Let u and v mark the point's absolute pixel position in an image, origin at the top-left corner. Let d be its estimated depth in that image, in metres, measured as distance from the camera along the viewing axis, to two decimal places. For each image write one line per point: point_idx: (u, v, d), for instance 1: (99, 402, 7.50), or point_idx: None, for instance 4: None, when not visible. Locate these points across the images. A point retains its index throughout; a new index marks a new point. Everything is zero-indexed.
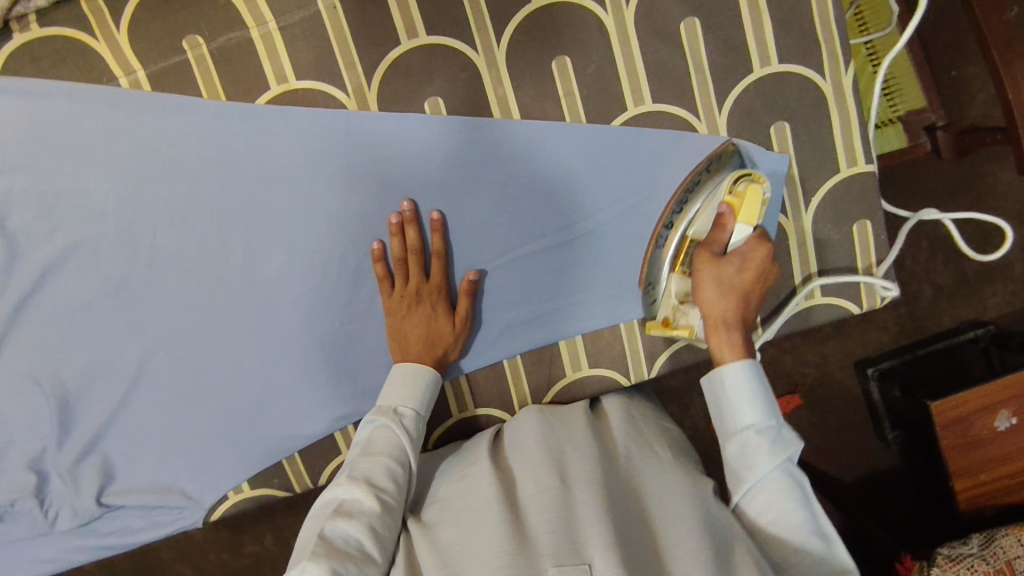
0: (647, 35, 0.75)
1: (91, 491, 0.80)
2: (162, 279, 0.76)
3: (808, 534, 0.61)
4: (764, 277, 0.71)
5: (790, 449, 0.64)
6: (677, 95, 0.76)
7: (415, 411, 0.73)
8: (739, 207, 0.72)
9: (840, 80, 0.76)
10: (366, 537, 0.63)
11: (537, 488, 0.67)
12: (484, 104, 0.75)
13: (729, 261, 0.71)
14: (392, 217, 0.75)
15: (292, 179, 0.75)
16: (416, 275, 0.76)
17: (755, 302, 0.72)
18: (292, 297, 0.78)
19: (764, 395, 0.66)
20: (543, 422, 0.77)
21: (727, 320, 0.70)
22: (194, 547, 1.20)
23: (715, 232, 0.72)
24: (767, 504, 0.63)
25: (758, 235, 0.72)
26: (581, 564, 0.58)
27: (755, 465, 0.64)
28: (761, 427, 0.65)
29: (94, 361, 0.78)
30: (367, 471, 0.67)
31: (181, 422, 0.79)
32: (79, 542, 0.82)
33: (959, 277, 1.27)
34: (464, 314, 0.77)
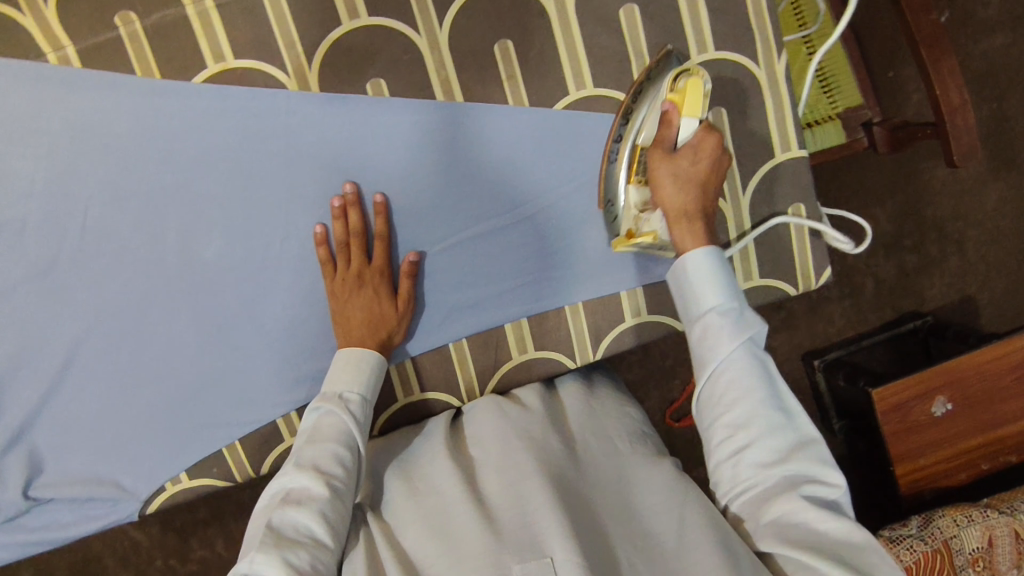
0: (587, 21, 0.76)
1: (17, 483, 0.76)
2: (95, 264, 0.74)
3: (773, 410, 0.62)
4: (720, 162, 0.71)
5: (757, 325, 0.64)
6: (618, 79, 0.78)
7: (361, 395, 0.72)
8: (683, 100, 0.69)
9: (773, 68, 0.79)
10: (315, 523, 0.62)
11: (500, 482, 0.68)
12: (427, 86, 0.76)
13: (682, 154, 0.69)
14: (335, 200, 0.75)
15: (231, 161, 0.74)
16: (356, 258, 0.75)
17: (715, 190, 0.72)
18: (232, 281, 0.76)
19: (726, 276, 0.66)
20: (503, 411, 0.77)
21: (687, 211, 0.69)
22: (138, 556, 1.20)
23: (664, 127, 0.70)
24: (731, 385, 0.63)
25: (709, 125, 0.70)
26: (543, 557, 0.60)
27: (720, 344, 0.64)
28: (724, 308, 0.65)
29: (21, 349, 0.75)
30: (314, 458, 0.66)
31: (115, 410, 0.77)
32: (4, 538, 0.78)
33: (900, 271, 1.32)
34: (407, 297, 0.77)
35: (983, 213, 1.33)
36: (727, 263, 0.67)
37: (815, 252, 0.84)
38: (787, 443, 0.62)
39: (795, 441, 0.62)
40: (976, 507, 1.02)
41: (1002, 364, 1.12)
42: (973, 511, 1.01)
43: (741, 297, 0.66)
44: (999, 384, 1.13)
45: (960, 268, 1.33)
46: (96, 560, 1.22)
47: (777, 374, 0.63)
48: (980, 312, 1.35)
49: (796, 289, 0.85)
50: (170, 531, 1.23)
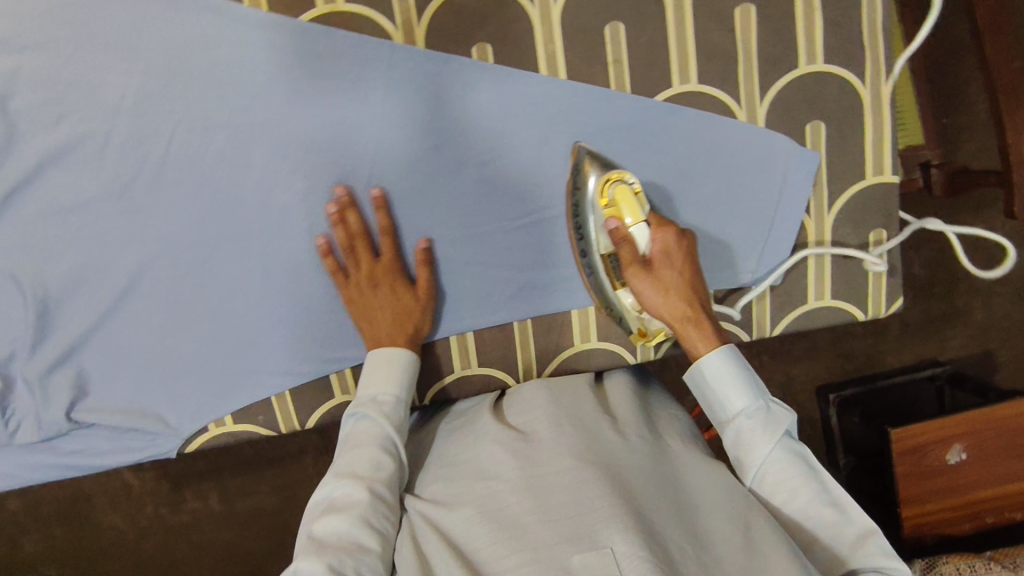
0: (702, 14, 0.75)
1: (61, 405, 0.74)
2: (171, 191, 0.72)
3: (824, 505, 0.64)
4: (687, 247, 0.71)
5: (790, 418, 0.67)
6: (723, 79, 0.77)
7: (394, 397, 0.72)
8: (621, 211, 0.71)
9: (878, 89, 0.78)
10: (357, 528, 0.62)
11: (552, 466, 0.66)
12: (533, 58, 0.74)
13: (652, 267, 0.70)
14: (329, 207, 0.73)
15: (324, 105, 0.72)
16: (365, 258, 0.74)
17: (699, 279, 0.72)
18: (305, 228, 0.75)
19: (745, 377, 0.68)
20: (550, 396, 0.76)
21: (687, 316, 0.70)
22: (128, 497, 1.27)
23: (621, 247, 0.70)
24: (775, 485, 0.66)
25: (656, 221, 0.71)
26: (601, 547, 0.58)
27: (753, 450, 0.66)
28: (751, 411, 0.67)
29: (82, 268, 0.73)
30: (351, 464, 0.66)
31: (170, 343, 0.75)
32: (38, 458, 0.76)
33: (925, 317, 1.30)
34: (428, 286, 0.76)
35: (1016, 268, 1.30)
36: (742, 359, 0.70)
37: (890, 277, 0.84)
38: (847, 537, 0.62)
39: (856, 534, 0.62)
40: (980, 558, 1.01)
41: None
42: (977, 562, 1.00)
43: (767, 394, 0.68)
44: (1019, 440, 1.10)
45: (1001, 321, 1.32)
46: (86, 498, 1.27)
47: (819, 465, 0.65)
48: (997, 368, 1.33)
49: (865, 315, 0.84)
50: (165, 479, 1.28)
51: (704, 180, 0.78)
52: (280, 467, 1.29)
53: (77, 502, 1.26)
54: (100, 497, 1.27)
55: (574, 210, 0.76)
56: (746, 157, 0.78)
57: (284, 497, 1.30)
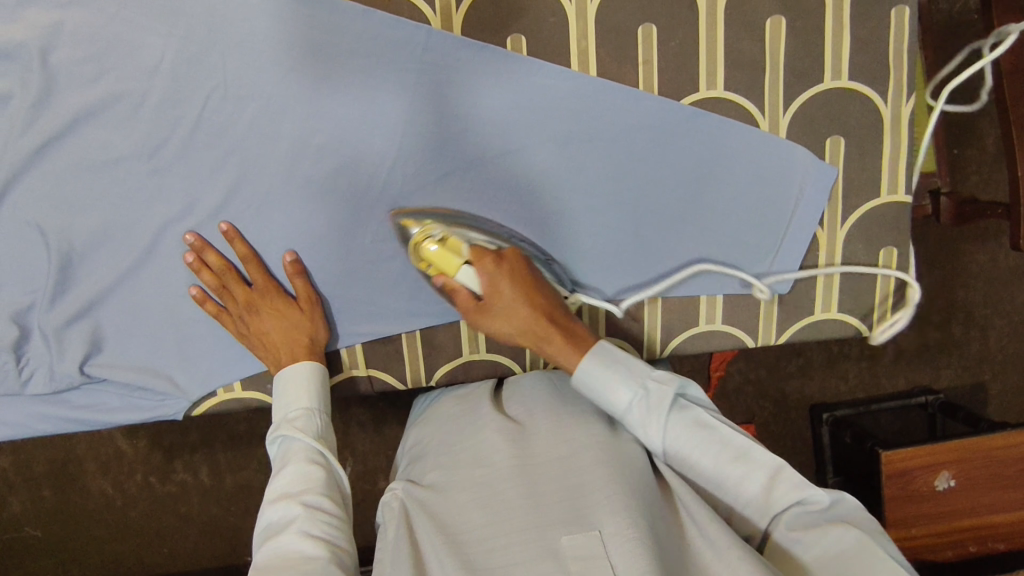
0: (734, 23, 0.77)
1: (75, 357, 0.75)
2: (200, 155, 0.73)
3: (731, 464, 0.66)
4: (514, 266, 0.73)
5: (672, 389, 0.68)
6: (749, 87, 0.78)
7: (306, 409, 0.72)
8: (443, 264, 0.73)
9: (899, 109, 0.80)
10: (299, 541, 0.61)
11: (548, 454, 0.68)
12: (565, 52, 0.76)
13: (487, 308, 0.72)
14: (186, 257, 0.74)
15: (357, 83, 0.73)
16: (237, 288, 0.75)
17: (540, 290, 0.73)
18: (329, 202, 0.76)
19: (615, 368, 0.70)
20: (552, 388, 0.77)
21: (539, 335, 0.72)
22: (121, 463, 1.28)
23: (457, 297, 0.73)
24: (683, 458, 0.68)
25: (476, 253, 0.72)
26: (590, 528, 0.60)
27: (649, 436, 0.68)
28: (630, 399, 0.69)
29: (106, 225, 0.73)
30: (280, 487, 0.66)
31: (187, 304, 0.76)
32: (47, 409, 0.77)
33: (922, 343, 1.31)
34: (308, 294, 0.77)
35: (1014, 303, 1.31)
36: (604, 354, 0.71)
37: (897, 296, 0.85)
38: (758, 487, 0.65)
39: (767, 479, 0.65)
40: None
41: (1014, 453, 1.09)
42: None
43: (643, 376, 0.69)
44: (1010, 472, 1.10)
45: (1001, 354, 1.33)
46: (77, 461, 1.28)
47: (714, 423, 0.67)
48: (988, 400, 1.34)
49: (870, 331, 0.85)
50: (158, 448, 1.30)
51: (722, 184, 0.79)
52: None
53: (69, 464, 1.28)
54: (92, 461, 1.28)
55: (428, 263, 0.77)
56: (766, 165, 0.79)
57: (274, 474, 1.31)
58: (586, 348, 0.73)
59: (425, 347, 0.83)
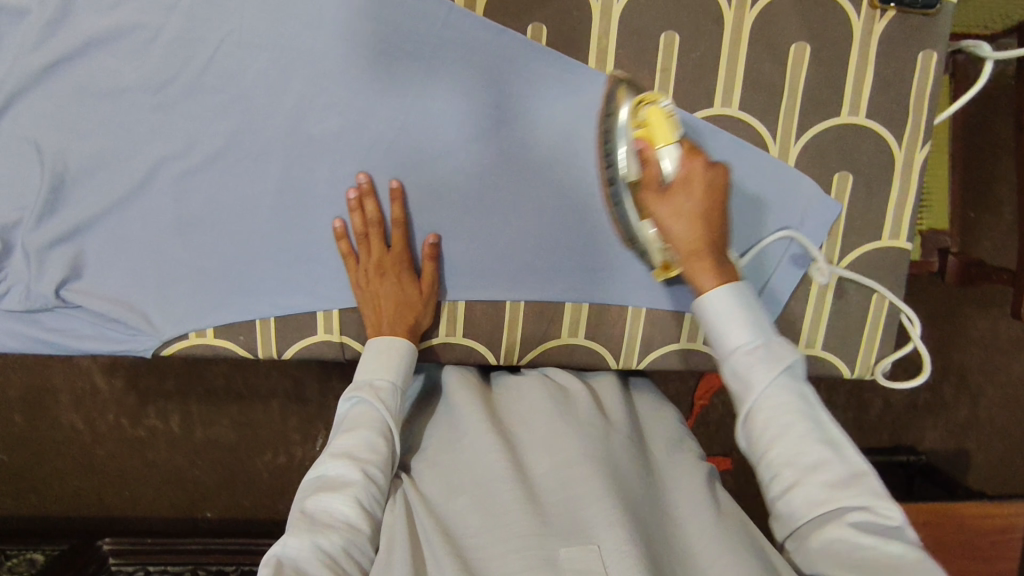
0: (758, 44, 0.76)
1: (53, 279, 0.75)
2: (207, 98, 0.73)
3: (821, 442, 0.57)
4: (718, 178, 0.64)
5: (790, 351, 0.60)
6: (763, 110, 0.77)
7: (391, 382, 0.71)
8: (652, 133, 0.64)
9: (912, 154, 0.79)
10: (348, 508, 0.62)
11: (551, 463, 0.66)
12: (585, 49, 0.76)
13: (674, 190, 0.63)
14: (350, 192, 0.75)
15: (372, 48, 0.73)
16: (375, 246, 0.76)
17: (722, 217, 0.65)
18: (328, 162, 0.75)
19: (749, 311, 0.61)
20: (545, 394, 0.76)
21: (697, 249, 0.63)
22: (95, 399, 1.29)
23: (646, 169, 0.66)
24: (768, 422, 0.58)
25: (690, 145, 0.64)
26: (588, 542, 0.58)
27: (750, 385, 0.59)
28: (752, 343, 0.60)
29: (104, 153, 0.73)
30: (347, 446, 0.66)
31: (172, 243, 0.76)
32: (18, 327, 0.77)
33: (910, 402, 1.30)
34: (430, 280, 0.78)
35: (1010, 375, 1.28)
36: (747, 293, 0.63)
37: (884, 344, 0.84)
38: (839, 476, 0.55)
39: (848, 474, 0.55)
40: None
41: (982, 523, 1.07)
42: None
43: (768, 329, 0.61)
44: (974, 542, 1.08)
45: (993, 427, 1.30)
46: (52, 392, 1.29)
47: (819, 403, 0.58)
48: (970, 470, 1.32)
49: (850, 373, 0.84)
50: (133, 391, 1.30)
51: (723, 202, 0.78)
52: (247, 403, 1.30)
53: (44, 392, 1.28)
54: (66, 392, 1.28)
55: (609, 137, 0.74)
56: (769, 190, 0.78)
57: (244, 434, 1.31)
58: (739, 280, 0.64)
59: None
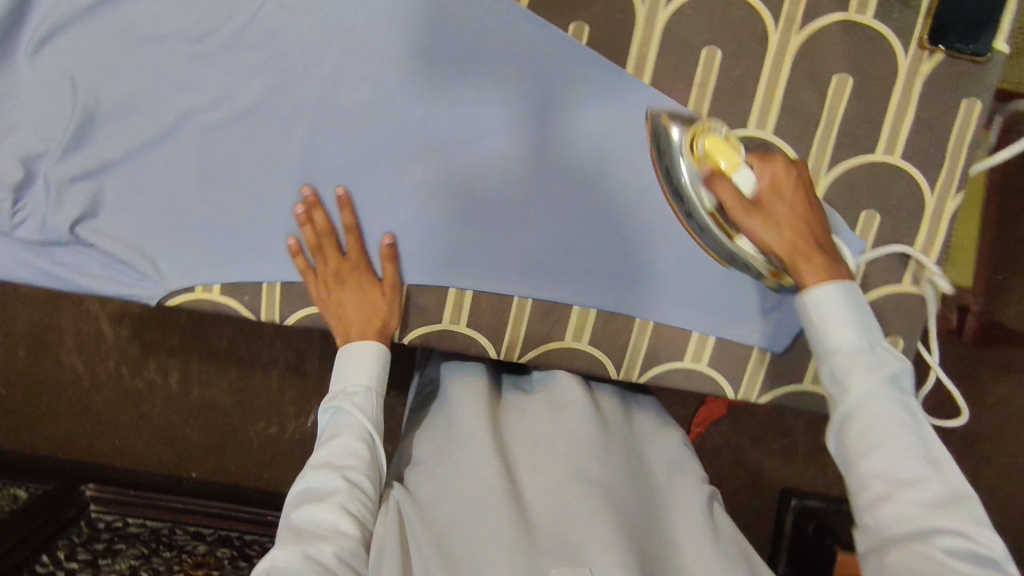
0: (801, 69, 0.75)
1: (70, 214, 0.75)
2: (244, 55, 0.74)
3: (920, 458, 0.57)
4: (801, 175, 0.68)
5: (896, 362, 0.61)
6: (797, 137, 0.76)
7: (365, 386, 0.75)
8: (721, 159, 0.68)
9: (944, 202, 0.77)
10: (335, 513, 0.65)
11: (547, 480, 0.67)
12: (624, 53, 0.75)
13: (764, 204, 0.67)
14: (295, 207, 0.76)
15: (413, 26, 0.73)
16: (331, 254, 0.76)
17: (819, 212, 0.68)
18: (353, 133, 0.75)
19: (861, 316, 0.63)
20: (549, 406, 0.77)
21: (803, 248, 0.66)
22: (97, 346, 1.34)
23: (723, 193, 0.67)
24: (865, 427, 0.59)
25: (761, 156, 0.69)
26: (580, 567, 0.59)
27: (851, 390, 0.61)
28: (856, 348, 0.62)
29: (135, 96, 0.74)
30: (328, 456, 0.70)
31: (190, 194, 0.76)
32: (31, 257, 0.78)
33: None
34: (392, 280, 0.78)
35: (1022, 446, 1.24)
36: (857, 295, 0.64)
37: None
38: (938, 495, 0.55)
39: (944, 494, 0.55)
40: None
41: None
42: None
43: (878, 338, 0.63)
44: None
45: (997, 497, 1.26)
46: (56, 331, 1.34)
47: (922, 418, 0.59)
48: None
49: None
50: (134, 342, 1.35)
51: None
52: (245, 369, 1.35)
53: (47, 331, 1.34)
54: (67, 328, 1.33)
55: (665, 169, 0.75)
56: None
57: (240, 399, 1.37)
58: (845, 276, 0.66)
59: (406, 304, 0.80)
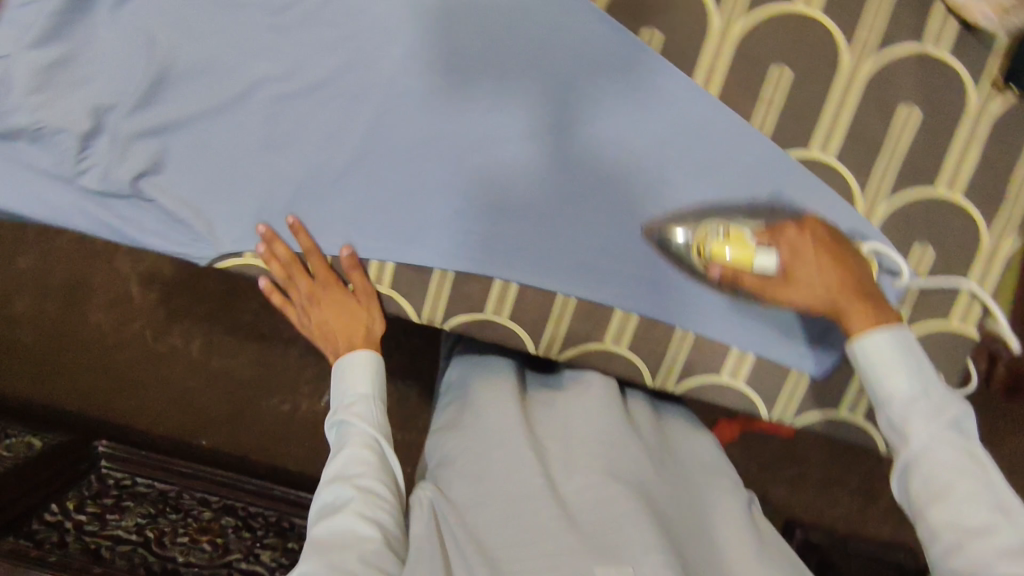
0: (870, 96, 0.75)
1: (134, 168, 0.76)
2: (320, 30, 0.75)
3: (989, 507, 0.57)
4: (817, 233, 0.71)
5: (954, 407, 0.62)
6: (859, 164, 0.76)
7: (362, 394, 0.78)
8: (735, 258, 0.70)
9: (1000, 243, 0.77)
10: (354, 522, 0.68)
11: (582, 480, 0.72)
12: (693, 63, 0.76)
13: (789, 280, 0.70)
14: (258, 248, 0.79)
15: (488, 19, 0.75)
16: (303, 279, 0.80)
17: (851, 258, 0.71)
18: (418, 116, 0.76)
19: (909, 360, 0.64)
20: (576, 404, 0.80)
21: (844, 303, 0.69)
22: (129, 307, 1.44)
23: (750, 281, 0.71)
24: (929, 477, 0.60)
25: (765, 233, 0.71)
26: (623, 564, 0.64)
27: (907, 442, 0.62)
28: (910, 395, 0.63)
29: (209, 59, 0.75)
30: (336, 469, 0.73)
31: (252, 161, 0.77)
32: (87, 205, 0.78)
33: None
34: (366, 287, 0.81)
35: None
36: (908, 340, 0.65)
37: None
38: (1010, 546, 0.55)
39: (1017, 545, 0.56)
40: None
41: None
42: None
43: (933, 382, 0.64)
44: None
45: None
46: (88, 288, 1.44)
47: (988, 463, 0.59)
48: None
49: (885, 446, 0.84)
50: (163, 306, 1.45)
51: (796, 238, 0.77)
52: (266, 343, 1.44)
53: (80, 285, 1.43)
54: (99, 291, 1.44)
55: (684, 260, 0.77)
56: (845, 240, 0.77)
57: (258, 373, 1.45)
58: (892, 316, 0.67)
59: (451, 290, 0.82)
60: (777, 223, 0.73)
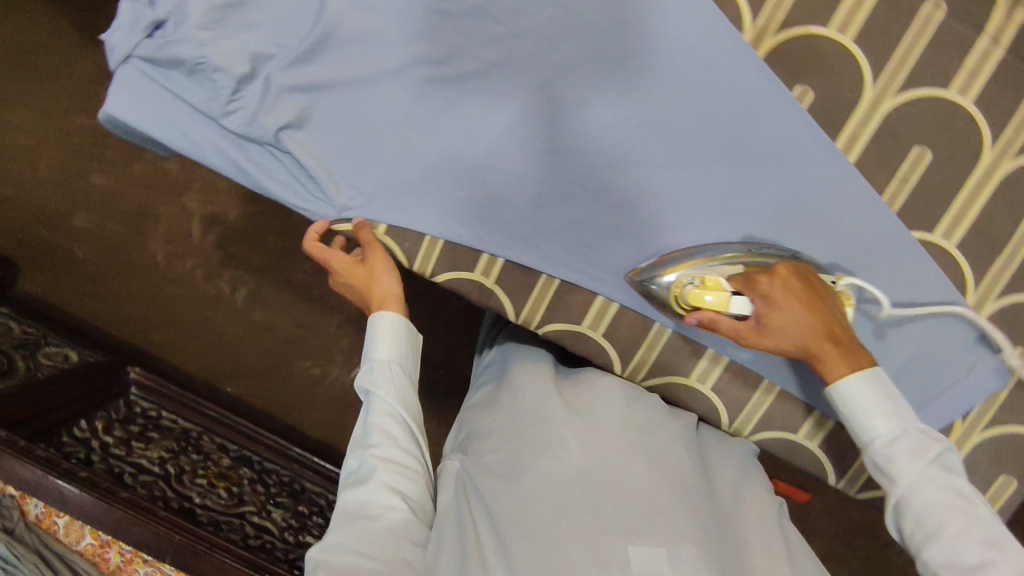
0: (1001, 194, 0.77)
1: (280, 119, 0.78)
2: (485, 24, 0.75)
3: (981, 542, 0.65)
4: (790, 279, 0.74)
5: (936, 444, 0.70)
6: (977, 257, 0.79)
7: (388, 360, 0.82)
8: (710, 307, 0.75)
9: None
10: (379, 492, 0.74)
11: (619, 466, 0.73)
12: (839, 129, 0.77)
13: (761, 331, 0.74)
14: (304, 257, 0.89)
15: (653, 46, 0.75)
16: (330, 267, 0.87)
17: (824, 300, 0.75)
18: (563, 125, 0.77)
19: (890, 403, 0.72)
20: (614, 393, 0.82)
21: (817, 347, 0.74)
22: (189, 245, 1.46)
23: (730, 330, 0.75)
24: (922, 515, 0.68)
25: (741, 281, 0.75)
26: (656, 548, 0.67)
27: (897, 482, 0.70)
28: (894, 437, 0.71)
29: (373, 32, 0.76)
30: (361, 439, 0.78)
31: (392, 136, 0.79)
32: (228, 147, 0.81)
33: None
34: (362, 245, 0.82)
35: None
36: (883, 382, 0.73)
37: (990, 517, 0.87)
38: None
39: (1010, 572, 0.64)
40: None
41: None
42: None
43: (911, 422, 0.72)
44: None
45: None
46: (151, 219, 1.46)
47: (971, 494, 0.68)
48: None
49: None
50: (218, 252, 1.46)
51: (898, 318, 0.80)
52: (314, 308, 1.47)
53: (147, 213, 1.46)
54: (160, 222, 1.46)
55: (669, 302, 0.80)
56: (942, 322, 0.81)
57: (301, 333, 1.48)
58: (865, 362, 0.74)
59: (555, 298, 0.85)
60: (755, 270, 0.76)
